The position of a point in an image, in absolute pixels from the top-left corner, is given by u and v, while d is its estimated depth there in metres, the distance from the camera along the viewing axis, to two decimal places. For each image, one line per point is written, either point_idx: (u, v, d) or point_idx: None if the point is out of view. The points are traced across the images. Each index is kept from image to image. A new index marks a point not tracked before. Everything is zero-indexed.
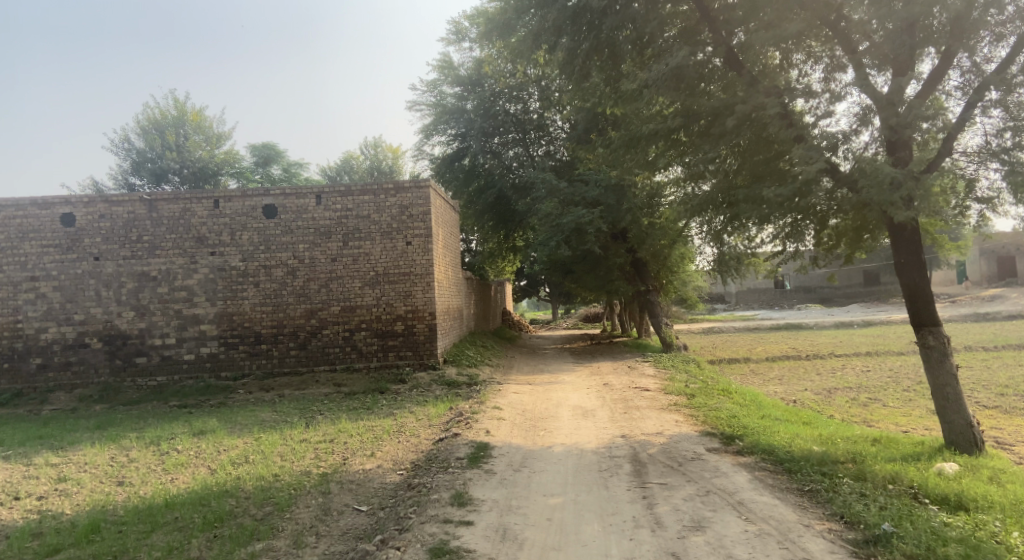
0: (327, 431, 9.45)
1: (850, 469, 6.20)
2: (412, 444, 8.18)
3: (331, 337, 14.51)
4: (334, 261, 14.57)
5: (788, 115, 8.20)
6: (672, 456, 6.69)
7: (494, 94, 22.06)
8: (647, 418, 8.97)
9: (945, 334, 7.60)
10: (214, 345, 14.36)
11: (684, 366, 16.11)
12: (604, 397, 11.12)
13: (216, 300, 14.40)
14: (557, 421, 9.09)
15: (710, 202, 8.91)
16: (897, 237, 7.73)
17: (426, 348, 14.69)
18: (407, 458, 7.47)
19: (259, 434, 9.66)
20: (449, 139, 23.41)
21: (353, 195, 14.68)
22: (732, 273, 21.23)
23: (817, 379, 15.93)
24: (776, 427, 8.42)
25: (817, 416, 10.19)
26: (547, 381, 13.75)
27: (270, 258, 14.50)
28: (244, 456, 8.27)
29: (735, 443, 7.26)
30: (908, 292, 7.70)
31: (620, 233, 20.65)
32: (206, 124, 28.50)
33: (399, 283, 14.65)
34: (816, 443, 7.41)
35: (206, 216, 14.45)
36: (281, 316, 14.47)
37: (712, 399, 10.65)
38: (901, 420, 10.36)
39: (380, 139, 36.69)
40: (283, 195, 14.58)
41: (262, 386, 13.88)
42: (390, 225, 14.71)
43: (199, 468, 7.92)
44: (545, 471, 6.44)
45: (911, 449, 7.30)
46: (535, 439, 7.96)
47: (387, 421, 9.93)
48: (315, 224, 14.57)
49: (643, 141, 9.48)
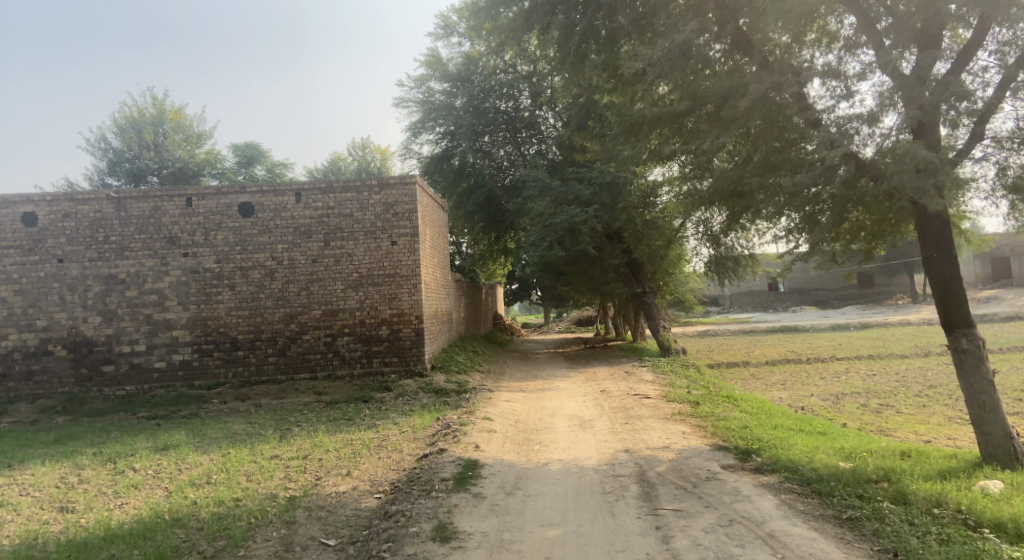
0: (303, 446, 8.64)
1: (888, 490, 5.46)
2: (393, 462, 7.38)
3: (312, 343, 13.68)
4: (314, 262, 13.78)
5: (800, 98, 7.55)
6: (685, 476, 5.94)
7: (483, 91, 21.38)
8: (652, 430, 8.21)
9: (979, 336, 6.90)
10: (187, 353, 13.53)
11: (684, 371, 15.39)
12: (602, 405, 10.38)
13: (188, 304, 13.56)
14: (553, 433, 8.32)
15: (718, 194, 8.14)
16: (927, 229, 6.98)
17: (412, 353, 13.87)
18: (387, 479, 6.67)
19: (228, 450, 8.85)
20: (437, 137, 22.62)
21: (334, 192, 13.89)
22: (730, 275, 20.57)
23: (823, 384, 15.25)
24: (793, 439, 7.69)
25: (832, 425, 9.49)
26: (540, 388, 12.98)
27: (247, 259, 13.68)
28: (206, 476, 7.48)
29: (753, 460, 6.51)
30: (939, 290, 6.97)
31: (615, 234, 19.82)
32: (186, 122, 27.64)
33: (384, 285, 13.86)
34: (843, 459, 6.66)
35: (178, 215, 13.62)
36: (259, 321, 13.64)
37: (718, 407, 9.93)
38: (922, 429, 9.66)
39: (368, 140, 35.95)
40: (260, 192, 13.78)
41: (238, 395, 12.97)
42: (374, 224, 13.92)
43: (154, 491, 7.14)
44: (542, 494, 5.68)
45: (947, 464, 6.55)
46: (530, 454, 7.17)
47: (368, 434, 9.15)
48: (295, 223, 13.77)
49: (647, 127, 8.73)
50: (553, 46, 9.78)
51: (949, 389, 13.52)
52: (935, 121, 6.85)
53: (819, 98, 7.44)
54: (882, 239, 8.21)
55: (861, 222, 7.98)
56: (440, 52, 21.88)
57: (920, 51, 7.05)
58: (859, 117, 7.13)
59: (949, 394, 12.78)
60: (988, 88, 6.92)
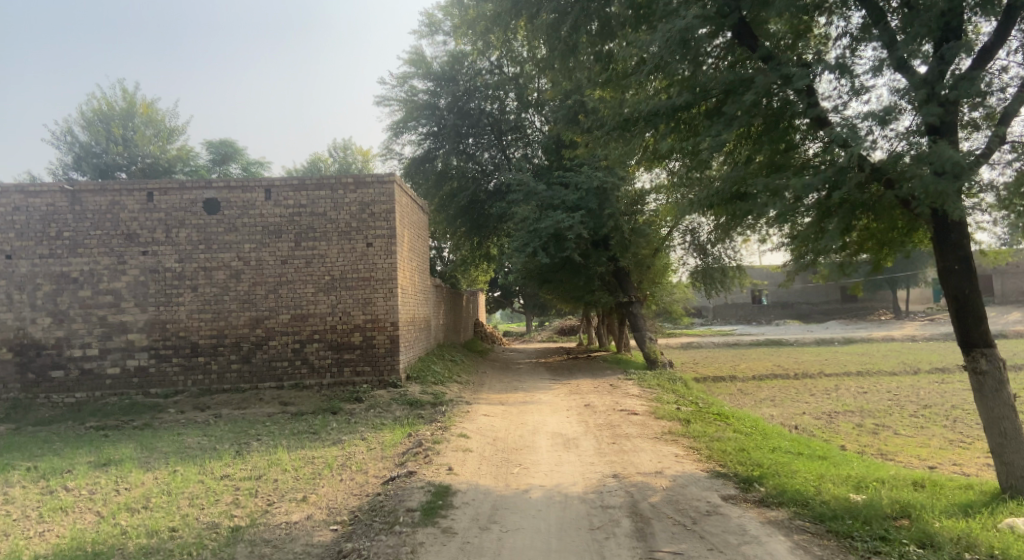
0: (257, 464, 7.86)
1: (910, 528, 4.83)
2: (355, 485, 6.63)
3: (279, 349, 12.87)
4: (284, 264, 12.98)
5: (808, 94, 6.99)
6: (681, 509, 5.26)
7: (468, 92, 20.55)
8: (642, 451, 7.55)
9: (999, 357, 6.32)
10: (144, 358, 12.65)
11: (672, 385, 14.78)
12: (587, 422, 9.70)
13: (146, 306, 12.69)
14: (534, 453, 7.63)
15: (719, 196, 7.51)
16: (941, 239, 6.40)
17: (386, 362, 13.12)
18: (346, 507, 5.92)
19: (175, 469, 8.05)
20: (419, 138, 21.64)
21: (307, 189, 13.12)
22: (717, 287, 20.03)
23: (813, 401, 14.74)
24: (795, 465, 7.07)
25: (831, 448, 8.92)
26: (520, 402, 12.27)
27: (211, 259, 12.84)
28: (145, 499, 6.68)
29: (756, 490, 5.85)
30: (956, 305, 6.39)
31: (601, 241, 19.14)
32: (158, 117, 26.72)
33: (358, 289, 13.10)
34: (852, 489, 6.03)
35: (138, 211, 12.78)
36: (222, 325, 12.79)
37: (711, 426, 9.31)
38: (924, 453, 9.11)
39: (349, 141, 35.25)
40: (227, 188, 12.95)
41: (197, 404, 12.11)
42: (349, 224, 13.17)
43: (83, 517, 6.32)
44: (521, 529, 4.98)
45: (965, 497, 5.95)
46: (509, 479, 6.45)
47: (332, 451, 8.40)
48: (264, 221, 12.97)
49: (642, 122, 8.10)
50: (542, 37, 9.17)
51: (945, 408, 13.04)
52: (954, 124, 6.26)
53: (826, 97, 6.89)
54: (892, 247, 7.64)
55: (871, 230, 7.40)
56: (424, 51, 21.09)
57: (938, 44, 6.47)
58: (872, 117, 6.55)
59: (946, 414, 12.31)
60: (1011, 88, 6.31)
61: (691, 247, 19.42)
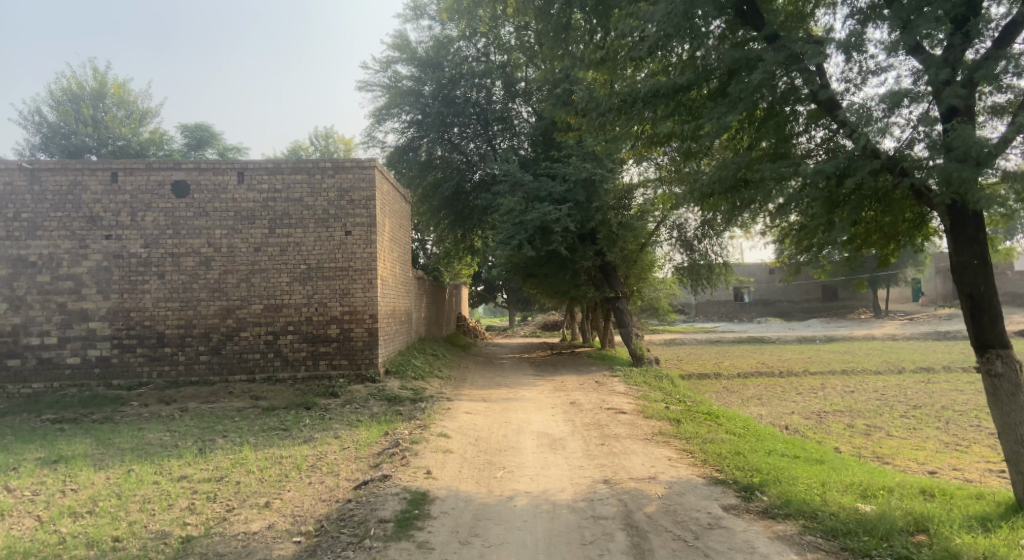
0: (220, 464, 7.29)
1: (931, 546, 4.42)
2: (325, 490, 6.09)
3: (251, 341, 12.24)
4: (257, 251, 12.35)
5: (817, 75, 6.61)
6: (681, 521, 4.81)
7: (453, 79, 19.82)
8: (633, 454, 7.10)
9: (1016, 360, 5.97)
10: (106, 348, 11.96)
11: (658, 382, 14.42)
12: (573, 421, 9.25)
13: (109, 293, 12.00)
14: (519, 455, 7.15)
15: (721, 183, 7.09)
16: (957, 231, 6.05)
17: (364, 356, 12.55)
18: (312, 515, 5.39)
19: (130, 468, 7.46)
20: (402, 126, 20.87)
21: (283, 173, 12.49)
22: (703, 284, 19.60)
23: (800, 400, 14.44)
24: (796, 471, 6.66)
25: (827, 451, 8.55)
26: (503, 398, 11.79)
27: (179, 245, 12.19)
28: (92, 503, 6.09)
29: (759, 499, 5.42)
30: (970, 304, 6.03)
31: (587, 235, 18.60)
32: (130, 98, 25.82)
33: (335, 280, 12.51)
34: (860, 499, 5.62)
35: (102, 192, 12.07)
36: (190, 314, 12.14)
37: (702, 427, 8.90)
38: (922, 456, 8.77)
39: (331, 129, 34.50)
40: (197, 169, 12.28)
41: (162, 397, 11.46)
42: (326, 211, 12.56)
43: (21, 522, 5.71)
44: (506, 543, 4.50)
45: (979, 509, 5.55)
46: (491, 484, 5.97)
47: (303, 450, 7.85)
48: (236, 206, 12.32)
49: (639, 103, 7.62)
50: (534, 14, 8.67)
51: (936, 409, 12.84)
52: (970, 110, 5.92)
53: (835, 79, 6.51)
54: (897, 243, 7.35)
55: (878, 223, 7.06)
56: (408, 35, 20.42)
57: (956, 25, 6.07)
58: (886, 100, 6.16)
59: (936, 416, 12.07)
60: None
61: (678, 243, 19.18)
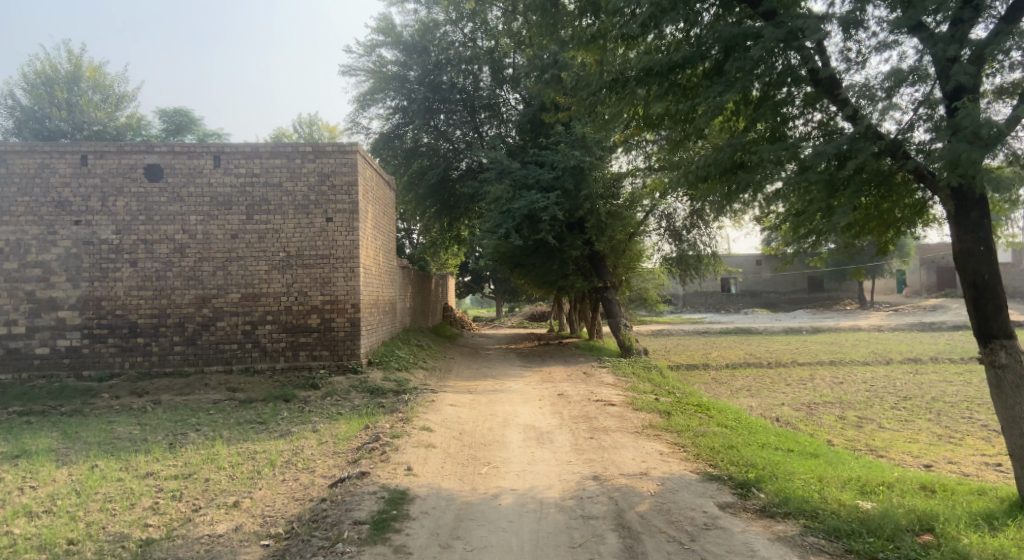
0: (190, 460, 6.93)
1: (938, 547, 4.18)
2: (299, 487, 5.76)
3: (228, 331, 11.84)
4: (234, 238, 11.93)
5: (817, 53, 6.33)
6: (676, 522, 4.54)
7: (439, 63, 19.32)
8: (623, 448, 6.83)
9: (1021, 350, 5.75)
10: (76, 338, 11.52)
11: (647, 373, 14.20)
12: (561, 413, 8.98)
13: (79, 281, 11.53)
14: (504, 450, 6.86)
15: (716, 166, 6.82)
16: (960, 217, 5.80)
17: (346, 347, 12.19)
18: (283, 515, 5.06)
19: (94, 464, 7.07)
20: (387, 111, 20.40)
21: (260, 157, 12.04)
22: (692, 274, 19.38)
23: (790, 391, 14.29)
24: (791, 465, 6.43)
25: (821, 444, 8.34)
26: (489, 390, 11.51)
27: (152, 231, 11.73)
28: (49, 501, 5.72)
29: (755, 496, 5.16)
30: (973, 291, 5.79)
31: (576, 224, 18.30)
32: (105, 82, 25.23)
33: (316, 268, 12.13)
34: (860, 496, 5.37)
35: (71, 175, 11.56)
36: (164, 303, 11.71)
37: (693, 420, 8.66)
38: (915, 450, 8.59)
39: (314, 116, 33.91)
40: (171, 153, 11.81)
41: (134, 389, 11.04)
42: (306, 197, 12.15)
43: None
44: (489, 546, 4.20)
45: (982, 506, 5.32)
46: (475, 481, 5.66)
47: (279, 444, 7.51)
48: (212, 191, 11.88)
49: (632, 83, 7.33)
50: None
51: (926, 400, 12.73)
52: (976, 90, 5.67)
53: (835, 57, 6.23)
54: (897, 229, 7.09)
55: (879, 209, 6.80)
56: (393, 19, 19.90)
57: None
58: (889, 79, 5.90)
59: (927, 407, 11.96)
60: None
61: (667, 232, 18.92)
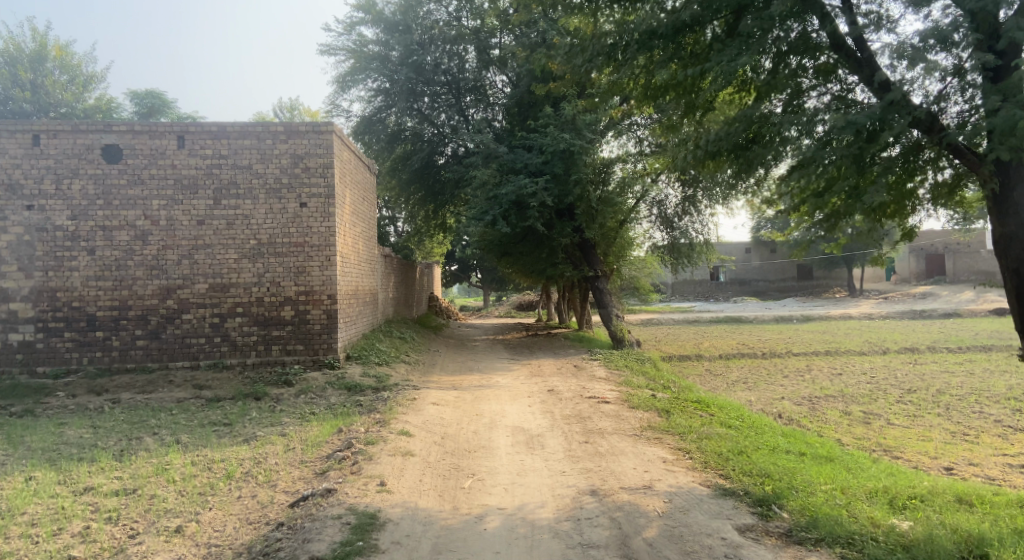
0: (138, 472, 6.18)
1: None
2: (256, 507, 5.05)
3: (194, 325, 11.03)
4: (201, 225, 11.10)
5: (841, 12, 5.70)
6: (690, 553, 3.90)
7: (422, 43, 18.31)
8: (622, 455, 6.17)
9: None
10: (29, 332, 10.68)
11: (641, 366, 13.57)
12: (552, 413, 8.31)
13: (32, 271, 10.67)
14: (491, 457, 6.19)
15: (727, 140, 6.15)
16: (1001, 197, 5.18)
17: (322, 341, 11.44)
18: (232, 545, 4.34)
19: (31, 475, 6.30)
20: (368, 93, 19.46)
21: (228, 138, 11.18)
22: (684, 262, 18.75)
23: (789, 384, 13.73)
24: (808, 474, 5.80)
25: (833, 445, 7.75)
26: (475, 386, 10.82)
27: (111, 217, 10.86)
28: None
29: (778, 516, 4.52)
30: (1016, 281, 5.20)
31: (565, 210, 17.62)
32: (71, 62, 24.18)
33: (290, 257, 11.34)
34: (893, 513, 4.75)
35: (21, 156, 10.64)
36: (125, 294, 10.88)
37: (694, 419, 8.02)
38: (932, 449, 8.00)
39: (296, 101, 32.83)
40: (131, 132, 10.92)
41: (93, 387, 10.23)
42: (279, 181, 11.32)
43: None
44: None
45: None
46: (458, 498, 4.98)
47: (242, 451, 6.77)
48: (175, 173, 11.02)
49: (633, 46, 6.63)
50: None
51: (931, 394, 12.19)
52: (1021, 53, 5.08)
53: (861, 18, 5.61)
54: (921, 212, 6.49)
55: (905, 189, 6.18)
56: None
57: None
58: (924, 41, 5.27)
59: (934, 401, 11.43)
60: None
61: (659, 219, 18.25)
